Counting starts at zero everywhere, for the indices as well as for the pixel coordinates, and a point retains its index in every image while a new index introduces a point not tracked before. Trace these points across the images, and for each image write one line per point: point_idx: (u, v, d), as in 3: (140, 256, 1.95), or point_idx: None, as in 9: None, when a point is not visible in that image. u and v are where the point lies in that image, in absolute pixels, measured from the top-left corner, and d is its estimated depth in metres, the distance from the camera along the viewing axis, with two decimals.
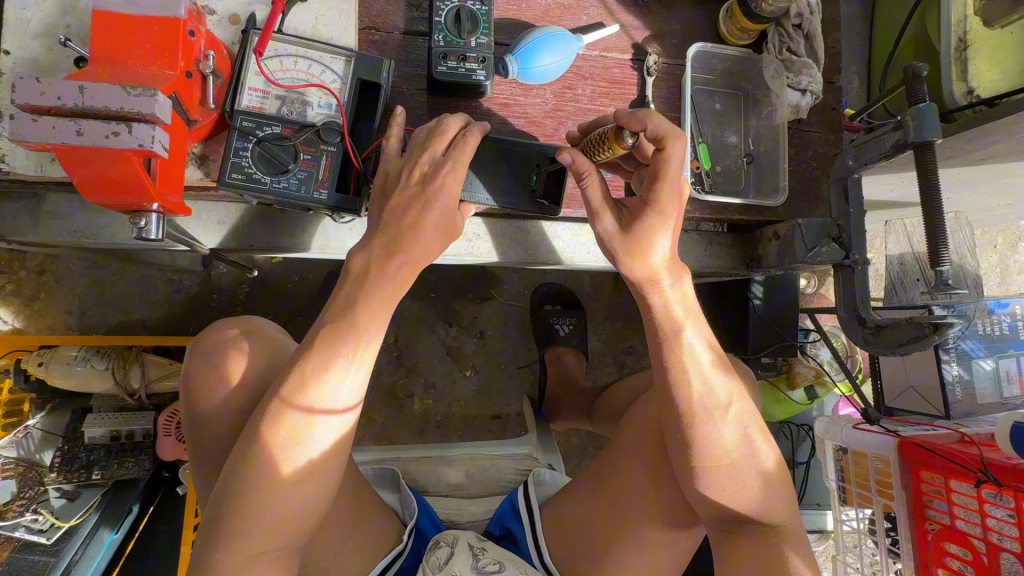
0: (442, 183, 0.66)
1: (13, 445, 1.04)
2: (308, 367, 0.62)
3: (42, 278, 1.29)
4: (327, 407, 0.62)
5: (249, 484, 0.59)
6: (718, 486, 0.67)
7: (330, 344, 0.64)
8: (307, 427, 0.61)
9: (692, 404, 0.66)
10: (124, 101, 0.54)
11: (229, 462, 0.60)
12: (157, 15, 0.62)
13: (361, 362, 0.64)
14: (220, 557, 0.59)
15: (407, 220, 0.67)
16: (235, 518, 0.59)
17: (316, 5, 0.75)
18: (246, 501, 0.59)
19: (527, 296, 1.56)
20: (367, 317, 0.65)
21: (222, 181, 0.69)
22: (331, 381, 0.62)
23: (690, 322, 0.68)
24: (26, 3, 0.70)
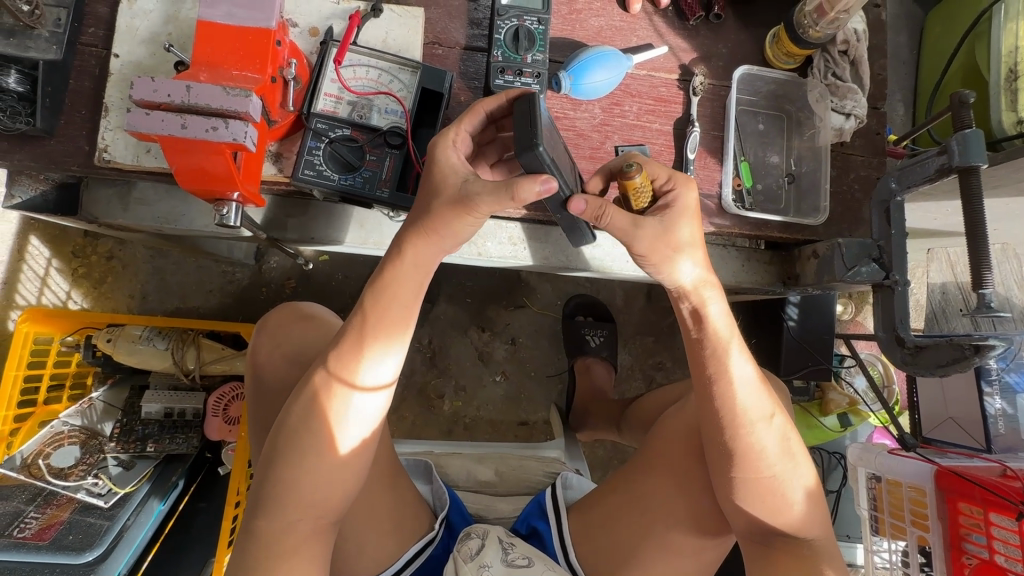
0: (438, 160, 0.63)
1: (78, 414, 1.14)
2: (342, 351, 0.65)
3: (110, 263, 1.39)
4: (357, 386, 0.65)
5: (285, 455, 0.63)
6: (750, 495, 0.68)
7: (362, 330, 0.66)
8: (337, 404, 0.65)
9: (728, 414, 0.67)
10: (223, 100, 0.61)
11: (270, 435, 0.66)
12: (252, 26, 0.69)
13: (390, 347, 0.66)
14: (260, 527, 0.63)
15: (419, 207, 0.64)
16: (270, 491, 0.63)
17: (388, 20, 0.82)
18: (281, 471, 0.63)
19: (559, 307, 1.59)
20: (398, 305, 0.66)
21: (293, 177, 0.75)
22: (361, 363, 0.65)
23: (735, 340, 0.67)
24: (137, 13, 0.78)
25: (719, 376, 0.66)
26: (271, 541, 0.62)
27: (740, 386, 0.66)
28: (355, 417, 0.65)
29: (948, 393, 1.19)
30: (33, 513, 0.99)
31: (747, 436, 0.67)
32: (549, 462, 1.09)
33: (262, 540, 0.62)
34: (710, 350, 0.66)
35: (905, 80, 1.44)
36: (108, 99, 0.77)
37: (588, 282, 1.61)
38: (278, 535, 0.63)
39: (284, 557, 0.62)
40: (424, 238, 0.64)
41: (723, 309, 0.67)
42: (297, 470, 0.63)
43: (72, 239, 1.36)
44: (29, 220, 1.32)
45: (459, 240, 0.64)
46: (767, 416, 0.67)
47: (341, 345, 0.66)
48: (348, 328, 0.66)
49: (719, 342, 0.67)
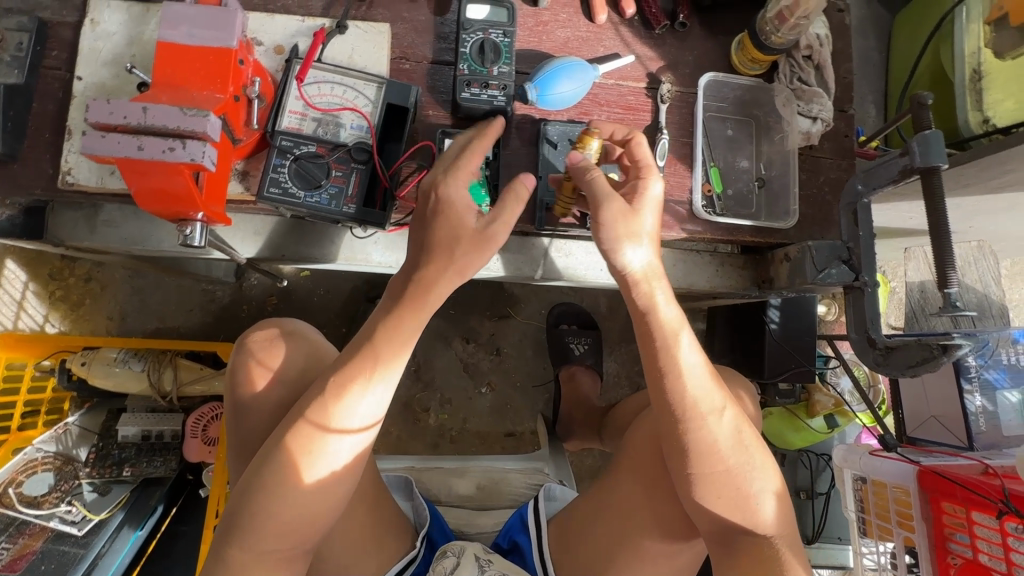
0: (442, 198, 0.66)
1: (53, 440, 1.11)
2: (347, 376, 0.65)
3: (88, 285, 1.40)
4: (356, 414, 0.65)
5: (267, 483, 0.62)
6: (716, 496, 0.66)
7: (365, 355, 0.66)
8: (335, 427, 0.64)
9: (684, 405, 0.66)
10: (181, 121, 0.61)
11: (254, 461, 0.64)
12: (213, 45, 0.69)
13: (376, 377, 0.66)
14: (236, 553, 0.61)
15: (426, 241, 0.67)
16: (253, 518, 0.61)
17: (353, 37, 0.82)
18: (265, 497, 0.61)
19: (543, 315, 1.59)
20: (397, 334, 0.67)
21: (260, 196, 0.75)
22: (364, 389, 0.65)
23: (683, 330, 0.67)
24: (99, 36, 0.78)
25: (669, 367, 0.66)
26: (245, 568, 0.61)
27: (694, 389, 0.66)
28: (350, 441, 0.65)
29: (929, 392, 1.19)
30: (5, 543, 0.97)
31: (702, 429, 0.66)
32: (530, 473, 1.09)
33: (235, 567, 0.61)
34: (659, 343, 0.66)
35: (877, 82, 1.45)
36: (71, 121, 0.77)
37: (571, 290, 1.61)
38: (255, 561, 0.62)
39: None
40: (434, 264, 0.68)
41: (669, 299, 0.68)
42: (283, 492, 0.62)
43: (48, 262, 1.37)
44: (4, 243, 1.31)
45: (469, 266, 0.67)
46: (719, 406, 0.67)
47: (344, 370, 0.65)
48: (356, 351, 0.67)
49: (668, 334, 0.67)
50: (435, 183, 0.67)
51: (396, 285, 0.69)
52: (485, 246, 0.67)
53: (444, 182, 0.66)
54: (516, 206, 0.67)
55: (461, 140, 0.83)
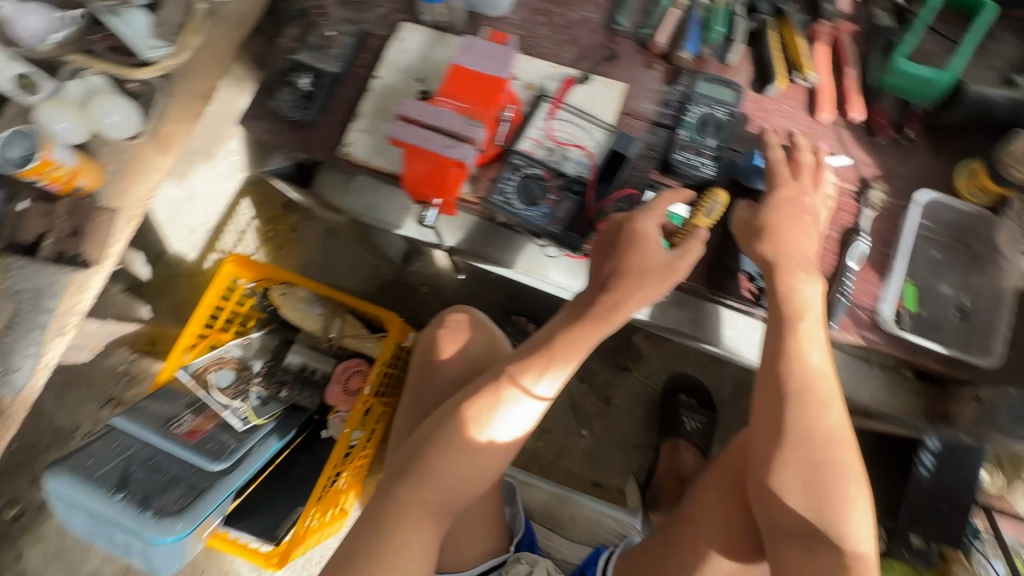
0: (635, 226, 0.80)
1: (240, 346, 1.34)
2: (526, 367, 0.78)
3: (291, 235, 1.73)
4: (524, 400, 0.77)
5: (442, 436, 0.76)
6: (804, 492, 0.71)
7: (546, 355, 0.79)
8: (505, 405, 0.77)
9: (793, 385, 0.74)
10: (461, 127, 0.77)
11: (434, 418, 0.79)
12: (491, 74, 0.85)
13: (549, 374, 0.78)
14: (403, 490, 0.75)
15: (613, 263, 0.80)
16: (424, 464, 0.75)
17: (593, 88, 0.95)
18: (438, 448, 0.75)
19: (662, 379, 1.58)
20: (575, 345, 0.79)
21: (486, 200, 0.88)
22: (537, 379, 0.77)
23: (807, 317, 0.78)
24: (401, 49, 0.99)
25: (790, 347, 0.76)
26: (405, 505, 0.75)
27: (810, 377, 0.75)
28: (513, 418, 0.76)
29: None
30: (188, 416, 1.18)
31: (808, 414, 0.73)
32: (622, 523, 1.10)
33: (399, 501, 0.75)
34: (785, 325, 0.78)
35: None
36: (363, 108, 0.97)
37: (698, 364, 1.59)
38: (414, 502, 0.75)
39: (410, 520, 0.74)
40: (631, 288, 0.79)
41: (813, 290, 0.79)
42: (452, 450, 0.75)
43: (272, 207, 1.73)
44: (247, 185, 1.71)
45: (653, 293, 0.79)
46: (829, 399, 0.74)
47: (524, 362, 0.79)
48: (538, 348, 0.80)
49: (795, 317, 0.78)
50: (630, 216, 0.81)
51: (582, 302, 0.82)
52: (668, 277, 0.79)
53: (639, 217, 0.80)
54: (696, 245, 0.81)
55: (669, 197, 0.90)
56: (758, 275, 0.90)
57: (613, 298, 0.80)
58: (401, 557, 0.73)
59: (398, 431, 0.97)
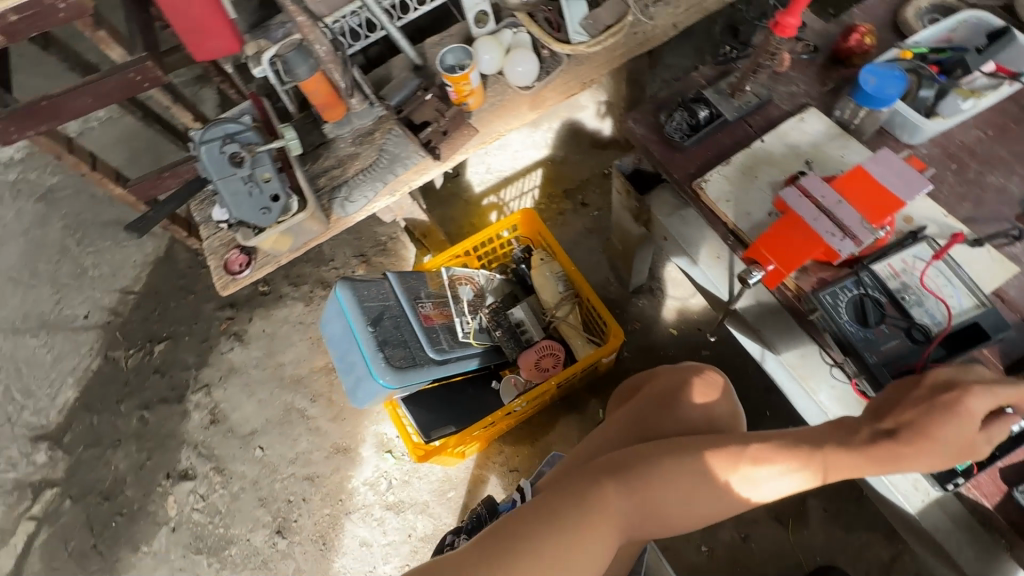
0: (961, 399, 0.74)
1: (485, 277, 1.56)
2: (778, 451, 0.80)
3: (558, 215, 1.91)
4: (759, 478, 0.81)
5: (668, 463, 0.82)
6: None
7: (803, 452, 0.80)
8: (742, 471, 0.81)
9: None
10: (854, 224, 0.84)
11: (664, 444, 0.85)
12: (895, 191, 0.85)
13: (798, 471, 0.79)
14: (610, 485, 0.82)
15: (916, 411, 0.75)
16: (640, 476, 0.83)
17: (977, 255, 0.89)
18: (659, 470, 0.82)
19: (814, 560, 1.41)
20: (838, 467, 0.79)
21: (813, 295, 0.88)
22: (782, 469, 0.80)
23: None
24: (797, 128, 1.04)
25: None
26: (607, 499, 0.81)
27: None
28: (746, 486, 0.81)
29: None
30: (431, 302, 1.38)
31: None
32: None
33: (602, 494, 0.81)
34: None
35: None
36: (735, 158, 1.04)
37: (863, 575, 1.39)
38: (616, 501, 0.81)
39: (605, 514, 0.80)
40: (925, 446, 0.74)
41: None
42: (671, 478, 0.82)
43: (555, 187, 1.94)
44: (549, 160, 1.94)
45: (939, 463, 0.75)
46: None
47: (777, 446, 0.81)
48: (795, 441, 0.81)
49: None
50: (963, 393, 0.74)
51: (866, 426, 0.78)
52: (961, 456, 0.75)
53: (974, 401, 0.74)
54: (1000, 431, 0.76)
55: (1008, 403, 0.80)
56: None
57: (900, 448, 0.75)
58: (587, 544, 0.77)
59: (604, 427, 1.03)
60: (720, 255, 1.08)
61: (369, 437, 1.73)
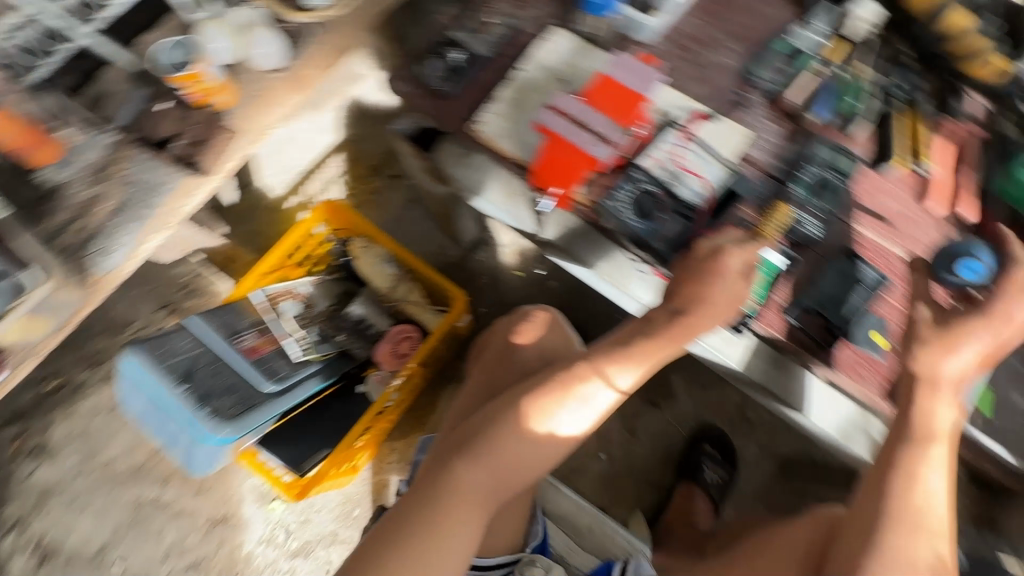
0: (719, 257, 0.87)
1: (310, 284, 1.40)
2: (588, 368, 0.88)
3: (371, 196, 1.80)
4: (585, 395, 0.87)
5: (504, 419, 0.86)
6: None
7: (607, 361, 0.89)
8: (569, 396, 0.87)
9: (905, 508, 0.80)
10: (606, 130, 0.95)
11: (497, 403, 0.89)
12: (633, 91, 0.97)
13: (611, 377, 0.88)
14: (459, 465, 0.84)
15: (692, 282, 0.88)
16: (484, 442, 0.85)
17: (716, 127, 1.00)
18: (496, 429, 0.85)
19: (690, 424, 1.59)
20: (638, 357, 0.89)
21: (598, 205, 0.94)
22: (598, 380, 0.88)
23: (940, 442, 0.83)
24: (547, 50, 1.06)
25: (909, 466, 0.83)
26: (460, 479, 0.83)
27: (916, 506, 0.81)
28: (578, 408, 0.87)
29: None
30: (250, 334, 1.24)
31: (911, 538, 0.79)
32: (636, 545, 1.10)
33: (455, 479, 0.83)
34: (911, 441, 0.84)
35: None
36: (501, 93, 1.03)
37: (728, 421, 1.59)
38: (471, 477, 0.83)
39: (464, 493, 0.82)
40: (698, 314, 0.88)
41: (948, 417, 0.84)
42: (511, 431, 0.85)
43: (360, 167, 1.81)
44: (345, 141, 1.80)
45: (712, 324, 0.89)
46: (936, 531, 0.80)
47: (586, 365, 0.89)
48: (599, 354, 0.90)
49: (924, 439, 0.83)
50: (722, 249, 0.88)
51: (651, 323, 0.90)
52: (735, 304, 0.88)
53: (732, 251, 0.87)
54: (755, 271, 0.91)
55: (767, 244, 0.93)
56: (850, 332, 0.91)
57: (686, 324, 0.88)
58: (455, 526, 0.80)
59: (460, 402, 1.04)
60: (514, 191, 1.06)
61: (246, 494, 1.54)
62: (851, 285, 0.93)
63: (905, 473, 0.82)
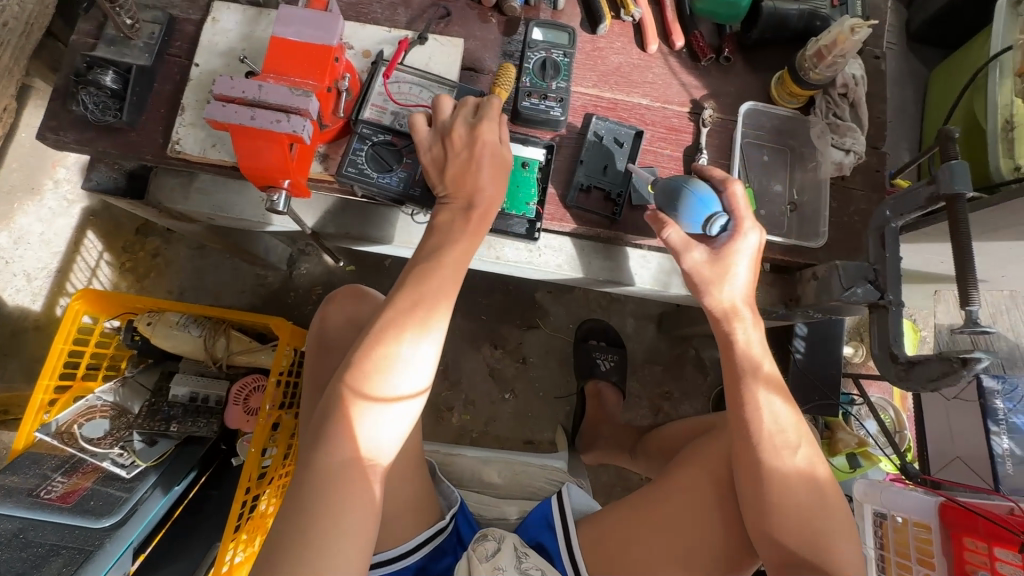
0: (478, 137, 0.80)
1: (112, 390, 1.20)
2: (410, 287, 0.76)
3: (155, 261, 1.56)
4: (419, 313, 0.74)
5: (347, 381, 0.71)
6: (788, 529, 0.72)
7: (428, 268, 0.78)
8: (406, 320, 0.74)
9: (763, 438, 0.74)
10: (289, 99, 0.72)
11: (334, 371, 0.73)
12: (316, 43, 0.80)
13: (439, 284, 0.77)
14: (323, 457, 0.67)
15: (461, 170, 0.81)
16: (336, 417, 0.69)
17: (431, 48, 0.93)
18: (344, 395, 0.70)
19: (570, 329, 1.64)
20: (454, 251, 0.79)
21: (339, 174, 0.85)
22: (427, 292, 0.76)
23: (766, 359, 0.79)
24: (217, 32, 0.91)
25: (748, 392, 0.76)
26: (330, 474, 0.66)
27: (767, 433, 0.75)
28: (418, 330, 0.74)
29: (955, 432, 1.26)
30: (60, 478, 1.04)
31: (775, 460, 0.73)
32: (551, 470, 1.15)
33: (324, 476, 0.66)
34: (743, 369, 0.78)
35: (911, 130, 1.49)
36: (186, 100, 0.89)
37: (600, 308, 1.67)
38: (340, 464, 0.67)
39: (342, 489, 0.66)
40: (484, 188, 0.81)
41: (751, 330, 0.81)
42: (361, 389, 0.70)
43: (123, 236, 1.55)
44: (89, 215, 1.53)
45: (495, 193, 0.82)
46: (793, 443, 0.74)
47: (406, 284, 0.77)
48: (413, 270, 0.78)
49: (754, 360, 0.79)
50: (474, 128, 0.80)
51: (447, 213, 0.81)
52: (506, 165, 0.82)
53: (483, 128, 0.80)
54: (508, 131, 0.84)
55: (519, 145, 0.93)
56: (623, 195, 0.94)
57: (482, 212, 0.81)
58: (344, 517, 0.64)
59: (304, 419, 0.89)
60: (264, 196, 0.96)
61: None
62: (609, 151, 0.95)
63: (751, 393, 0.76)
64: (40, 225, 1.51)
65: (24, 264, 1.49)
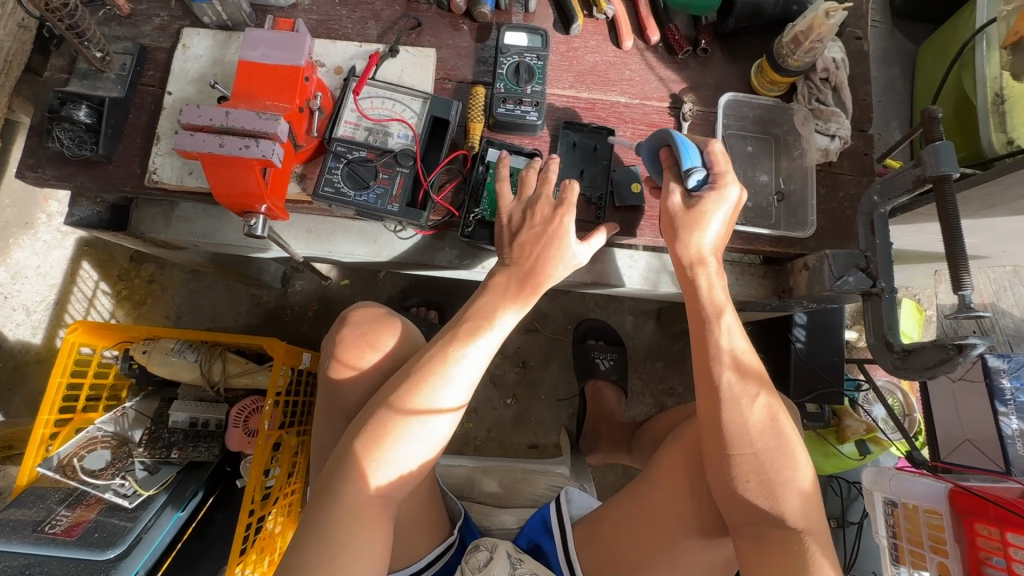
0: (561, 221, 0.80)
1: (112, 421, 1.21)
2: (453, 339, 0.76)
3: (150, 286, 1.57)
4: (461, 365, 0.75)
5: (378, 424, 0.71)
6: (750, 487, 0.70)
7: (473, 321, 0.78)
8: (445, 370, 0.74)
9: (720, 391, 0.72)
10: (256, 123, 0.72)
11: (367, 409, 0.74)
12: (284, 63, 0.80)
13: (481, 336, 0.76)
14: (345, 491, 0.68)
15: (533, 238, 0.80)
16: (364, 458, 0.70)
17: (403, 60, 0.93)
18: (375, 438, 0.71)
19: (568, 330, 1.63)
20: (497, 303, 0.79)
21: (316, 194, 0.84)
22: (468, 345, 0.76)
23: (727, 306, 0.78)
24: (188, 58, 0.91)
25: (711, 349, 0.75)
26: (347, 509, 0.68)
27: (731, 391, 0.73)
28: (456, 384, 0.74)
29: (962, 414, 1.24)
30: (64, 512, 1.05)
31: (732, 416, 0.71)
32: (552, 475, 1.15)
33: (341, 511, 0.68)
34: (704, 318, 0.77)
35: (902, 107, 1.46)
36: (160, 129, 0.89)
37: (598, 306, 1.66)
38: (357, 501, 0.68)
39: (352, 524, 0.67)
40: (544, 249, 0.80)
41: (719, 282, 0.79)
42: (392, 435, 0.71)
43: (118, 264, 1.56)
44: (83, 246, 1.53)
45: (554, 260, 0.81)
46: (750, 393, 0.72)
47: (450, 334, 0.77)
48: (460, 321, 0.78)
49: (716, 304, 0.78)
50: (557, 209, 0.81)
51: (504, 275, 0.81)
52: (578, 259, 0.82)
53: (568, 211, 0.80)
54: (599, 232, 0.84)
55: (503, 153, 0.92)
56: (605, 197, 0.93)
57: (536, 276, 0.80)
58: (353, 553, 0.66)
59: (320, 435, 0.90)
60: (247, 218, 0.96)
61: None
62: (591, 155, 0.95)
63: (714, 351, 0.75)
64: (36, 258, 1.52)
65: (22, 297, 1.50)
